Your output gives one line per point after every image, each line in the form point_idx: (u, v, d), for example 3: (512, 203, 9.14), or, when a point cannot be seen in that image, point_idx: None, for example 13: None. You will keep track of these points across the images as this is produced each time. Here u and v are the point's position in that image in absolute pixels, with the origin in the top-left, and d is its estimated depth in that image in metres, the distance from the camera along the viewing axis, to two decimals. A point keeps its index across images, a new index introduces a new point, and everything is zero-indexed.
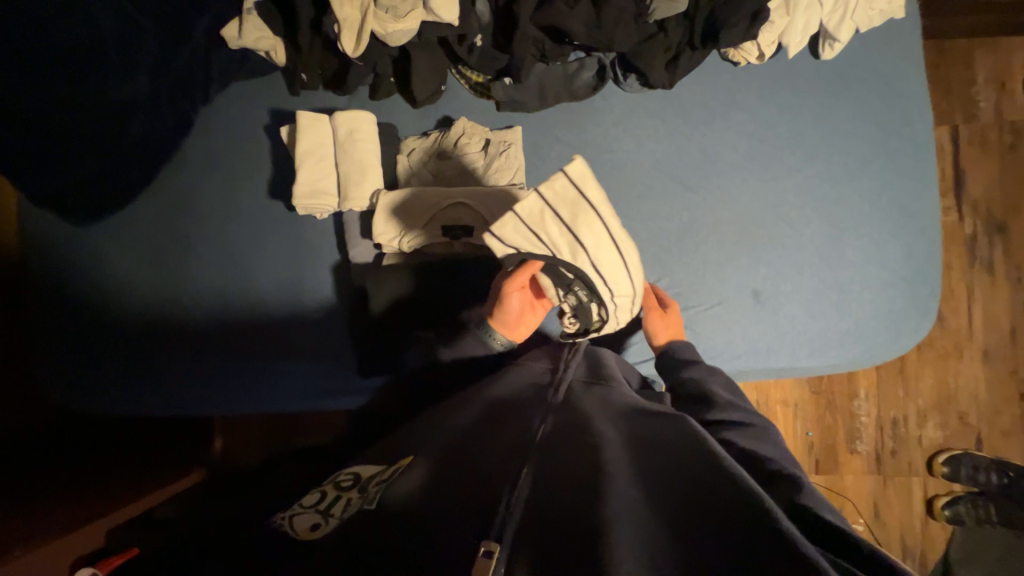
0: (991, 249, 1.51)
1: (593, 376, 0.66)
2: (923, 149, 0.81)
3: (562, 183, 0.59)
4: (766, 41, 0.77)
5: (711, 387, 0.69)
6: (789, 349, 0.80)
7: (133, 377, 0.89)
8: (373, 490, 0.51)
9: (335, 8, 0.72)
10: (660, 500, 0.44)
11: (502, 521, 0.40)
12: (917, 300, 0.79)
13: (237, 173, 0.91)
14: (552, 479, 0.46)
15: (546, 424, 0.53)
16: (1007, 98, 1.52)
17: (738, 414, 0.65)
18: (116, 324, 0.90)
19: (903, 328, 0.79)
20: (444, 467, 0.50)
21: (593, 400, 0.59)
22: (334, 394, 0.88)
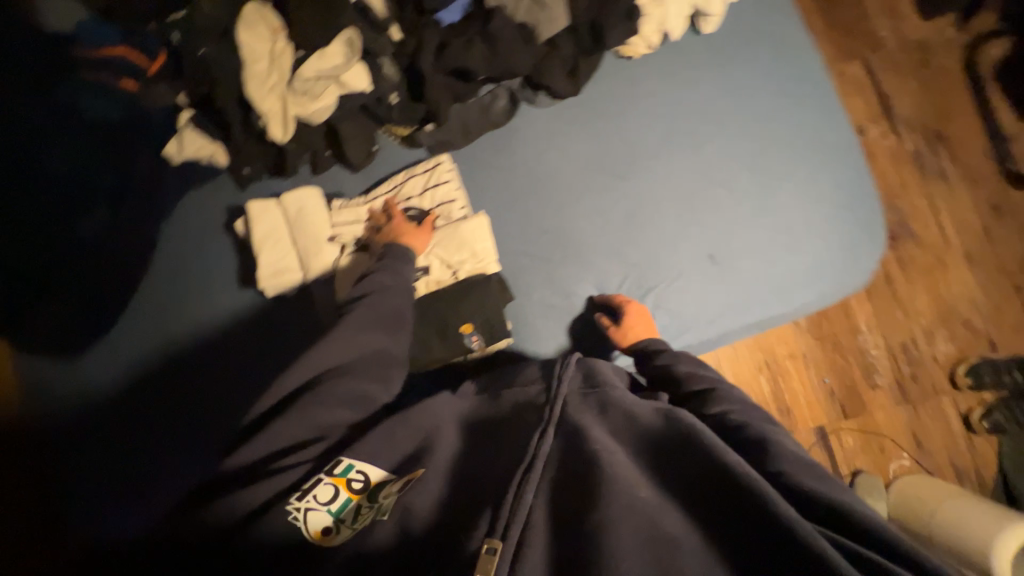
0: (937, 159, 1.56)
1: (587, 383, 0.62)
2: (821, 87, 0.86)
3: (311, 197, 0.87)
4: (650, 32, 0.84)
5: (685, 367, 0.68)
6: (759, 301, 0.82)
7: (129, 496, 0.85)
8: (386, 502, 0.55)
9: (258, 104, 0.79)
10: (664, 498, 0.48)
11: (504, 527, 0.47)
12: (863, 227, 0.83)
13: (206, 273, 0.93)
14: (563, 495, 0.49)
15: (548, 439, 0.54)
16: (904, 21, 1.61)
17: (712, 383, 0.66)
18: (113, 450, 0.87)
19: (860, 265, 0.82)
20: (456, 495, 0.53)
21: (591, 407, 0.58)
22: None
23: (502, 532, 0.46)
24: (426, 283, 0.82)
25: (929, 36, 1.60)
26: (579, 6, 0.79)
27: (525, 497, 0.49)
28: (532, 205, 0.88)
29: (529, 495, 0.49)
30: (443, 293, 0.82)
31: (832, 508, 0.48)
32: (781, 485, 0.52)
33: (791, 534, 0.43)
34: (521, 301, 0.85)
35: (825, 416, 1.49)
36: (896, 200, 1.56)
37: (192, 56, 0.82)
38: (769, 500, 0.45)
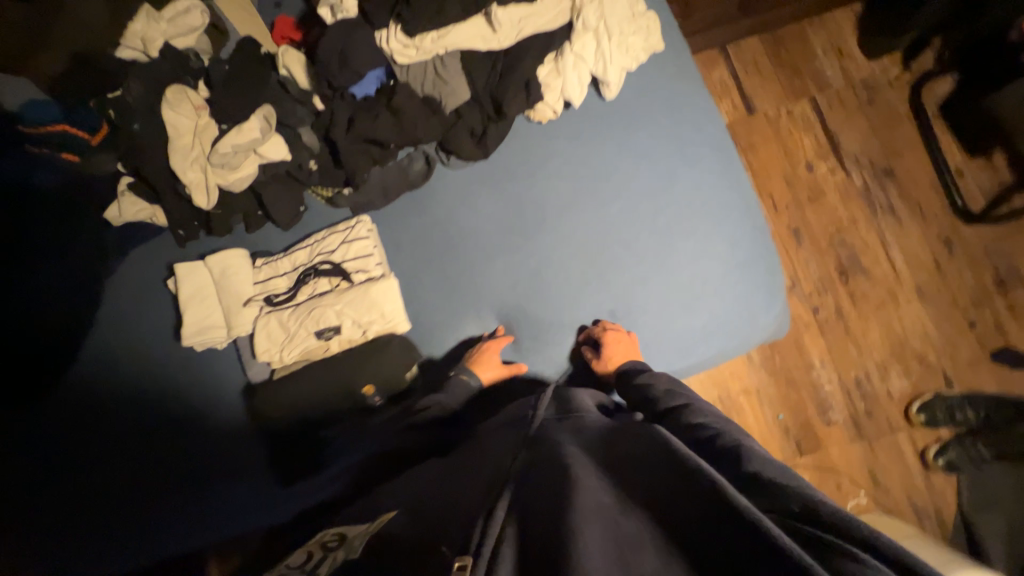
0: (886, 194, 1.58)
1: (564, 413, 0.68)
2: (720, 149, 0.90)
3: (236, 257, 0.92)
4: (553, 100, 0.88)
5: (662, 390, 0.72)
6: (659, 357, 0.85)
7: (74, 541, 0.90)
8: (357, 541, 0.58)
9: (181, 175, 0.85)
10: (626, 505, 0.49)
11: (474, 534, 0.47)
12: (764, 288, 0.85)
13: (137, 325, 0.96)
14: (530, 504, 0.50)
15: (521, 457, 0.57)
16: (849, 60, 1.65)
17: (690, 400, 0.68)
18: (52, 503, 0.91)
19: (760, 327, 0.85)
20: (429, 515, 0.55)
21: (564, 430, 0.62)
22: (261, 506, 0.88)
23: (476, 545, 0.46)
24: (338, 341, 0.87)
25: (875, 75, 1.63)
26: (478, 81, 0.85)
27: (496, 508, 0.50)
28: (446, 263, 0.92)
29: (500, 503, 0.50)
30: (353, 351, 0.87)
31: (815, 504, 0.44)
32: (755, 481, 0.50)
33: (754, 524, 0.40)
34: (431, 357, 0.89)
35: (780, 453, 1.48)
36: (846, 235, 1.57)
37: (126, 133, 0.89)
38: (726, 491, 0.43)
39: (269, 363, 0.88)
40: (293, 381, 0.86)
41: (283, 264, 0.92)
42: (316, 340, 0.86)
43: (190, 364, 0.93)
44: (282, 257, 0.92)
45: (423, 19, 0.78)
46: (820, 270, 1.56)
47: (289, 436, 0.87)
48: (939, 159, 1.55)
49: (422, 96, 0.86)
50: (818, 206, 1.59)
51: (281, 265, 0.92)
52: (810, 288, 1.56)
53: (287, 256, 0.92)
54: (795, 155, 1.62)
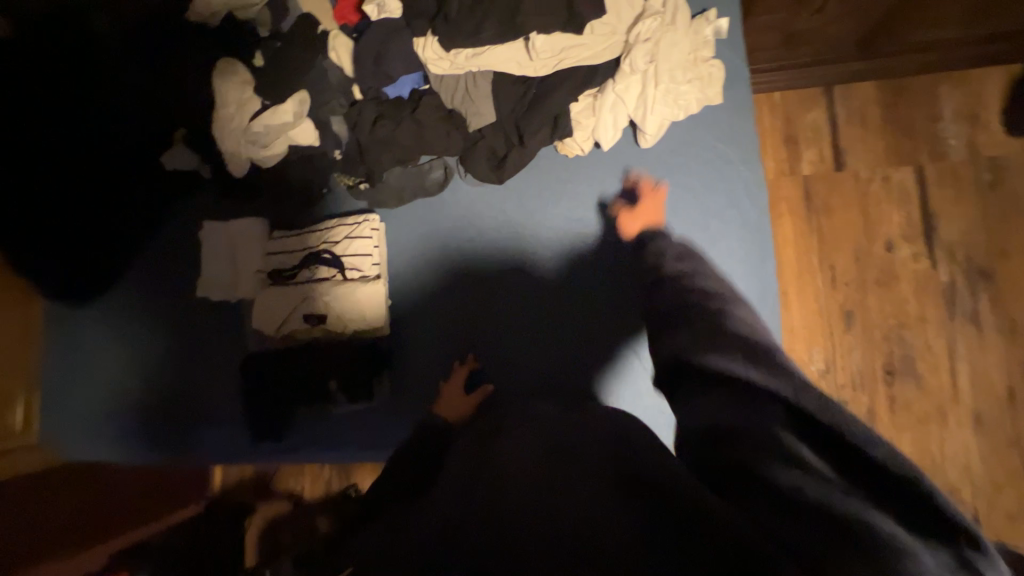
0: (973, 298, 1.35)
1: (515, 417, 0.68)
2: (749, 231, 0.82)
3: (254, 226, 0.98)
4: (582, 139, 0.83)
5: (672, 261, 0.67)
6: None
7: (88, 433, 1.05)
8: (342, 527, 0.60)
9: (219, 144, 0.91)
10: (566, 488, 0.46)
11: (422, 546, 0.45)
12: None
13: (156, 263, 1.03)
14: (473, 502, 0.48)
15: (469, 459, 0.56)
16: (981, 132, 1.39)
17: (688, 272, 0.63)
18: (72, 399, 1.05)
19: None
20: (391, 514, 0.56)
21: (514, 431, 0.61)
22: (239, 448, 0.97)
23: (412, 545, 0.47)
24: (321, 329, 0.92)
25: (1007, 156, 1.37)
26: (504, 106, 0.82)
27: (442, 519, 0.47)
28: (439, 282, 0.92)
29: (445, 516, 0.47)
30: (332, 342, 0.91)
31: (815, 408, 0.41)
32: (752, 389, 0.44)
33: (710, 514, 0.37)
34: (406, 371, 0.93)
35: None
36: (908, 332, 1.38)
37: (180, 90, 0.95)
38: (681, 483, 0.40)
39: (260, 331, 0.95)
40: (277, 355, 0.93)
41: (290, 243, 0.96)
42: (303, 323, 0.92)
43: (198, 311, 1.01)
44: (291, 236, 0.96)
45: (459, 33, 0.76)
46: (863, 362, 1.39)
47: (262, 405, 0.94)
48: None
49: (448, 108, 0.84)
50: (884, 292, 1.40)
51: (289, 243, 0.96)
52: (845, 378, 1.40)
53: (296, 235, 0.96)
54: (876, 228, 1.42)
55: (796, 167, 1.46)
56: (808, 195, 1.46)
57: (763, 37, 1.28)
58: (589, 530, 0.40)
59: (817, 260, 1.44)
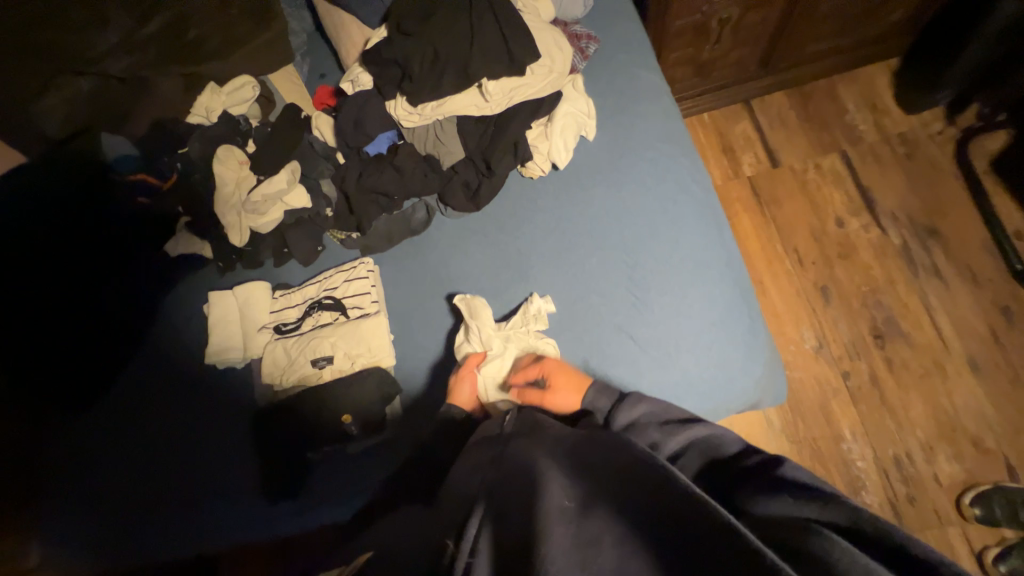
0: (930, 254, 1.45)
1: (529, 428, 0.69)
2: (701, 206, 0.92)
3: (259, 288, 1.05)
4: (541, 160, 0.96)
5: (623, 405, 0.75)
6: None
7: (67, 541, 0.96)
8: None
9: (221, 218, 1.01)
10: (586, 503, 0.46)
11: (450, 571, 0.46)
12: (742, 359, 0.84)
13: (163, 345, 1.07)
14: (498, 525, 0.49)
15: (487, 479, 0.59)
16: (886, 115, 1.58)
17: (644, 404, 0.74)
18: (59, 505, 0.99)
19: (737, 402, 0.85)
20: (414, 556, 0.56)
21: (530, 441, 0.63)
22: (250, 521, 0.92)
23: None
24: (329, 370, 0.95)
25: (914, 128, 1.55)
26: (472, 143, 0.95)
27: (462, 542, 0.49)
28: (435, 305, 0.99)
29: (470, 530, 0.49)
30: (341, 379, 0.93)
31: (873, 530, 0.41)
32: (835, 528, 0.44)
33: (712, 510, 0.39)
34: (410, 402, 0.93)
35: None
36: (882, 295, 1.46)
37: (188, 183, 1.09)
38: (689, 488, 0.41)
39: (271, 385, 0.98)
40: (287, 405, 0.94)
41: (296, 297, 1.03)
42: (312, 367, 0.96)
43: (207, 380, 1.03)
44: (296, 290, 1.04)
45: (420, 92, 0.89)
46: (851, 331, 1.45)
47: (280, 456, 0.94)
48: (991, 219, 1.41)
49: (423, 154, 0.97)
50: (849, 263, 1.50)
51: (295, 297, 1.03)
52: (839, 350, 1.44)
53: (301, 288, 1.04)
54: (823, 210, 1.56)
55: (739, 170, 1.63)
56: (756, 193, 1.61)
57: (680, 70, 1.50)
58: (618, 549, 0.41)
59: (781, 246, 1.55)
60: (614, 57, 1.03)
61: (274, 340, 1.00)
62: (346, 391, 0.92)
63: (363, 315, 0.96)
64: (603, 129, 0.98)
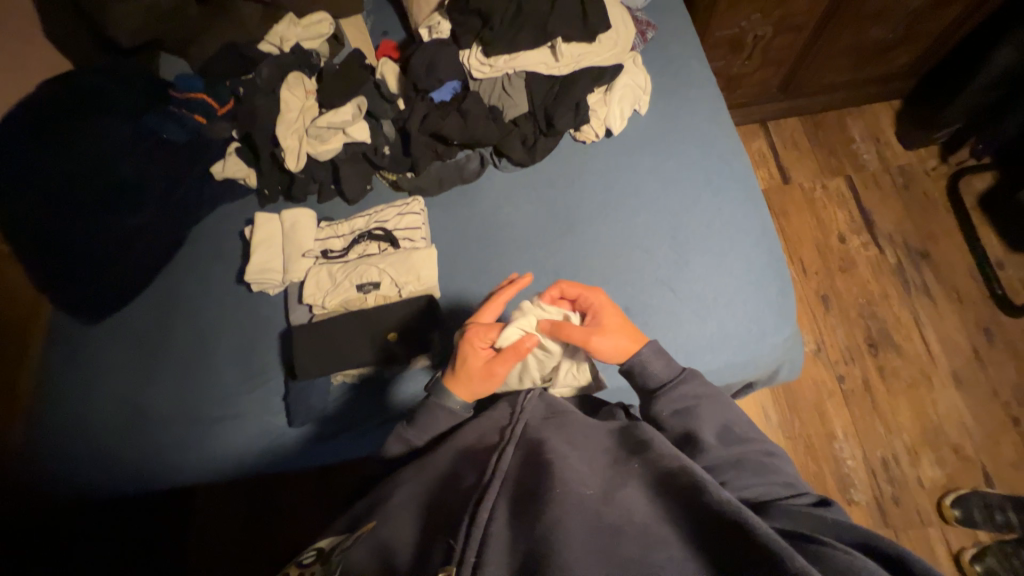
0: (921, 275, 1.57)
1: (549, 412, 0.75)
2: (742, 182, 0.99)
3: (305, 216, 1.06)
4: (597, 125, 1.03)
5: (676, 393, 0.73)
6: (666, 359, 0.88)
7: (107, 447, 1.02)
8: (334, 559, 0.61)
9: (280, 140, 1.03)
10: (608, 496, 0.57)
11: (478, 533, 0.54)
12: (773, 318, 0.90)
13: (211, 269, 1.12)
14: (522, 502, 0.57)
15: (507, 456, 0.65)
16: (887, 148, 1.73)
17: (700, 401, 0.73)
18: (101, 412, 1.04)
19: (764, 361, 0.90)
20: (426, 525, 0.62)
21: (549, 427, 0.71)
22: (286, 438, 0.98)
23: (461, 556, 0.52)
24: (374, 296, 0.97)
25: (911, 163, 1.70)
26: (537, 98, 1.01)
27: (483, 510, 0.56)
28: (481, 247, 1.02)
29: (486, 513, 0.55)
30: (386, 306, 0.95)
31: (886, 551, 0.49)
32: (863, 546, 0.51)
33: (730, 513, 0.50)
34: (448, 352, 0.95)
35: None
36: (877, 308, 1.56)
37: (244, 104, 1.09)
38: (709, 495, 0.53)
39: (311, 307, 0.99)
40: (327, 325, 0.95)
41: (343, 227, 1.05)
42: (357, 292, 0.97)
43: (245, 302, 1.08)
44: (344, 221, 1.06)
45: (498, 43, 0.96)
46: (848, 339, 1.54)
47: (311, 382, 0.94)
48: (977, 248, 1.55)
49: (488, 105, 1.02)
50: (849, 276, 1.61)
51: (341, 227, 1.05)
52: (837, 356, 1.53)
53: (348, 220, 1.06)
54: (828, 227, 1.67)
55: None
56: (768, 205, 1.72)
57: None
58: (635, 536, 0.52)
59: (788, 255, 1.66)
60: (670, 45, 1.12)
61: (318, 265, 1.01)
62: (390, 316, 0.94)
63: (413, 247, 0.99)
64: (655, 106, 1.06)
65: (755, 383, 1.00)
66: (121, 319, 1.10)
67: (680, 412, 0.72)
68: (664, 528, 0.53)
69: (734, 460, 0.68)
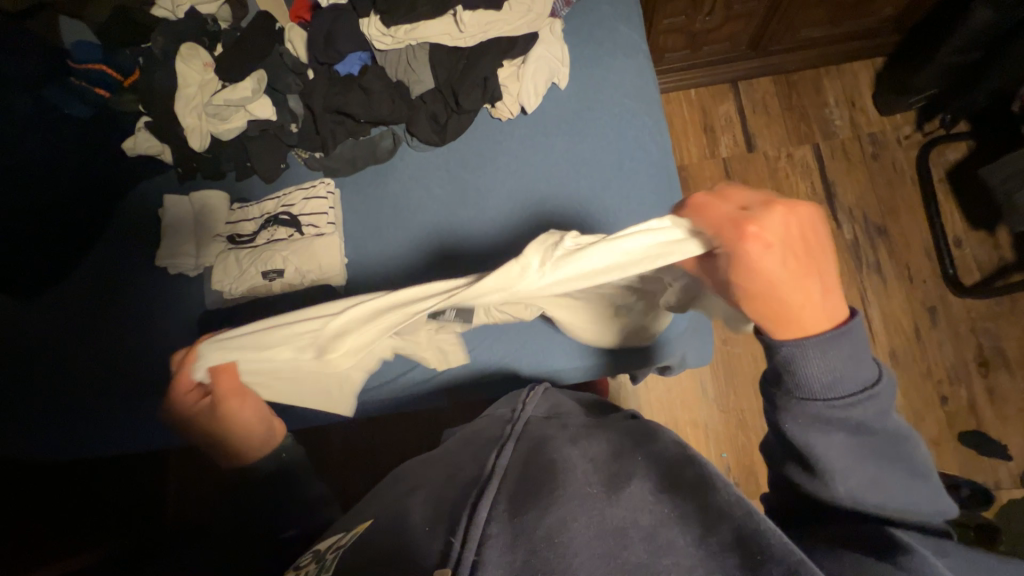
0: (875, 253, 1.53)
1: (551, 413, 0.73)
2: (657, 166, 0.95)
3: (216, 198, 1.05)
4: (510, 102, 0.98)
5: (825, 410, 0.52)
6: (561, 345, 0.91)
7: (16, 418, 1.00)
8: (329, 557, 0.56)
9: (180, 119, 1.00)
10: (611, 492, 0.51)
11: (470, 534, 0.48)
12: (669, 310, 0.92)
13: (126, 248, 1.09)
14: (521, 502, 0.51)
15: (504, 457, 0.59)
16: (860, 114, 1.62)
17: (857, 429, 0.52)
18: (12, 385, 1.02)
19: (668, 349, 0.96)
20: (427, 514, 0.56)
21: (550, 427, 0.67)
22: None
23: (456, 554, 0.46)
24: (280, 283, 0.98)
25: (884, 130, 1.60)
26: (442, 74, 0.97)
27: (479, 517, 0.50)
28: (392, 231, 1.00)
29: (482, 512, 0.50)
30: (291, 293, 0.97)
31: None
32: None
33: (748, 514, 0.46)
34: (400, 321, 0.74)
35: None
36: None
37: (146, 77, 1.05)
38: (724, 497, 0.48)
39: (221, 292, 1.00)
40: (235, 311, 0.98)
41: (250, 211, 1.04)
42: (262, 279, 0.98)
43: (161, 284, 1.05)
44: (253, 204, 1.04)
45: (395, 12, 0.91)
46: None
47: None
48: (936, 225, 1.49)
49: (394, 80, 0.99)
50: None
51: (250, 211, 1.04)
52: None
53: (255, 203, 1.04)
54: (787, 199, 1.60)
55: (715, 150, 1.66)
56: (728, 174, 1.64)
57: (669, 39, 1.50)
58: (644, 540, 0.46)
59: None
60: (595, 9, 1.03)
61: (227, 249, 1.01)
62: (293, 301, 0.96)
63: (318, 235, 0.98)
64: (575, 79, 0.99)
65: (668, 367, 1.03)
66: (31, 299, 1.06)
67: (820, 433, 0.52)
68: (671, 529, 0.47)
69: (871, 486, 0.52)
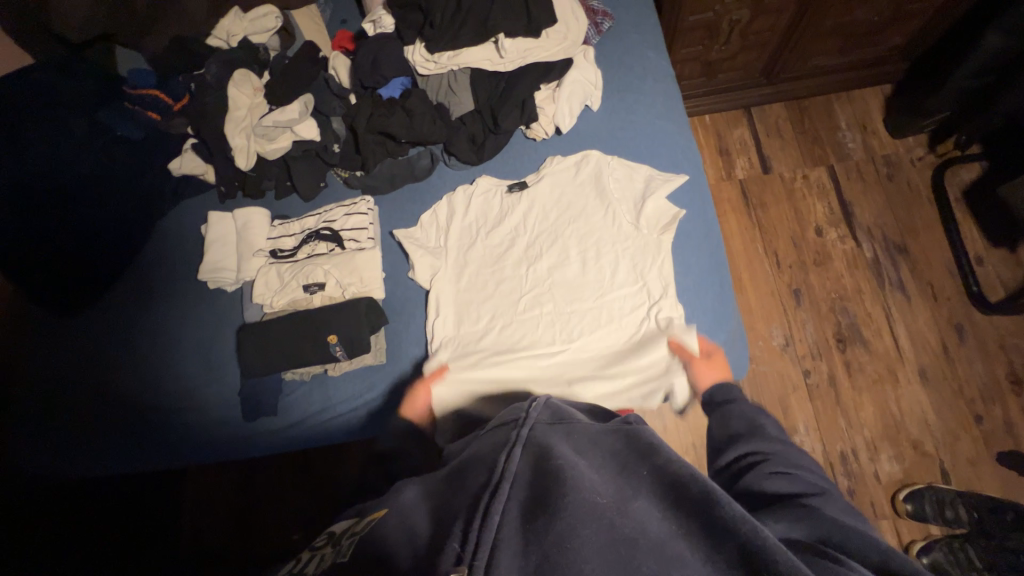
0: (897, 270, 1.54)
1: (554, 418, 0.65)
2: (691, 185, 0.99)
3: (257, 215, 1.07)
4: (545, 123, 1.02)
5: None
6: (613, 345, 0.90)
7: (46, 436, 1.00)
8: (346, 543, 0.58)
9: (230, 139, 1.05)
10: (621, 504, 0.47)
11: (478, 547, 0.46)
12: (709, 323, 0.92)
13: (165, 264, 1.11)
14: (528, 513, 0.49)
15: (513, 461, 0.55)
16: (873, 136, 1.67)
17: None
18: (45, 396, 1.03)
19: None
20: (435, 524, 0.54)
21: (557, 433, 0.60)
22: (234, 440, 0.98)
23: (470, 559, 0.45)
24: (321, 296, 1.00)
25: (898, 152, 1.64)
26: (481, 97, 1.02)
27: (489, 526, 0.48)
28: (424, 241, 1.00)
29: (495, 515, 0.48)
30: (330, 306, 0.99)
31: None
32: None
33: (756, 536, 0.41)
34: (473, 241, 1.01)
35: None
36: (848, 302, 1.53)
37: (197, 102, 1.10)
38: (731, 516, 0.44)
39: (261, 306, 1.02)
40: (273, 324, 0.99)
41: (288, 227, 1.06)
42: (303, 293, 1.01)
43: (201, 299, 1.07)
44: (291, 221, 1.07)
45: (440, 41, 0.97)
46: (816, 334, 1.51)
47: (261, 382, 0.98)
48: (957, 242, 1.51)
49: (435, 103, 1.04)
50: (823, 270, 1.57)
51: (288, 228, 1.06)
52: (804, 350, 1.50)
53: (293, 219, 1.08)
54: (806, 218, 1.62)
55: (731, 172, 1.70)
56: (745, 195, 1.67)
57: (686, 67, 1.57)
58: (654, 557, 0.43)
59: (762, 248, 1.61)
60: (624, 39, 1.09)
61: (267, 265, 1.04)
62: (332, 314, 0.97)
63: (359, 251, 1.00)
64: (607, 102, 1.04)
65: None
66: (72, 314, 1.09)
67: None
68: (681, 544, 0.44)
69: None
